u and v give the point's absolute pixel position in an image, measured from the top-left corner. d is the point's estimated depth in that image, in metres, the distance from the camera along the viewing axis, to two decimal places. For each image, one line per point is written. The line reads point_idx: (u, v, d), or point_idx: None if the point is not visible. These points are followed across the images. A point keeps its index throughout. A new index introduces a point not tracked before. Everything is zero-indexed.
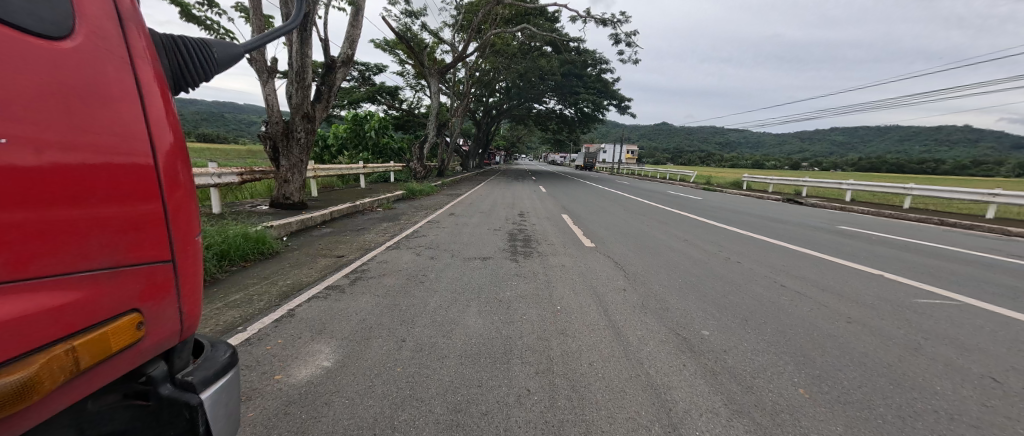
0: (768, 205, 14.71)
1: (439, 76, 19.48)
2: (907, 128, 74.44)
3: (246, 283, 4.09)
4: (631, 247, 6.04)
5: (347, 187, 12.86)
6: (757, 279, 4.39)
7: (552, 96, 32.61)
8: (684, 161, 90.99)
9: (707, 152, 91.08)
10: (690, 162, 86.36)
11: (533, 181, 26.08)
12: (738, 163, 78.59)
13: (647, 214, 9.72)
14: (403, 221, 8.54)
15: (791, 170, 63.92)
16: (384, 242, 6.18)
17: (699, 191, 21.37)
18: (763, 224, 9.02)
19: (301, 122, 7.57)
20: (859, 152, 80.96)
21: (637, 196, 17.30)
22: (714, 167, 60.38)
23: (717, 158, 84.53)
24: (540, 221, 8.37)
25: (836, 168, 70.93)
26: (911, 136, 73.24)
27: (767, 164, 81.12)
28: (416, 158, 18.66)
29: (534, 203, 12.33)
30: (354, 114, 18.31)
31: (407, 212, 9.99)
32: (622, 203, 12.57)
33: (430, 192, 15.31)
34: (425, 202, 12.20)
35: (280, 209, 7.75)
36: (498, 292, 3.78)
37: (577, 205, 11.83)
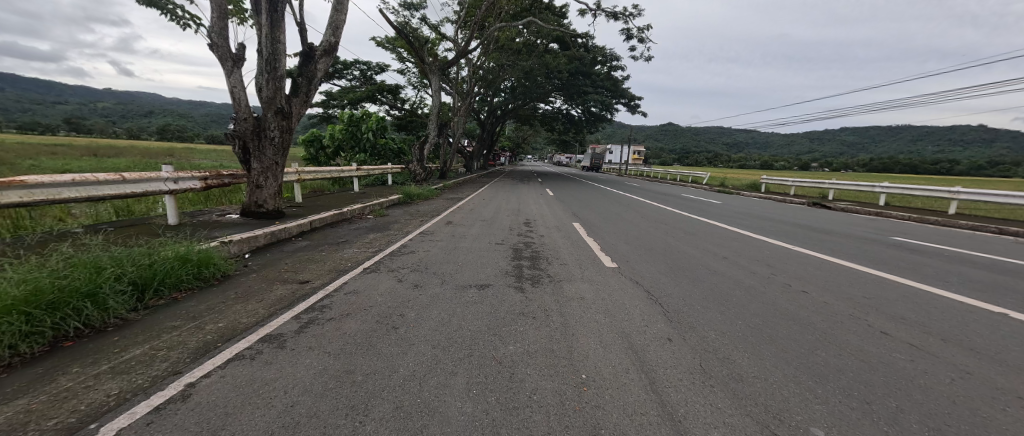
0: (796, 210, 13.53)
1: (440, 74, 18.53)
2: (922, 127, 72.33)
3: (164, 328, 3.08)
4: (662, 268, 4.98)
5: (338, 191, 11.93)
6: (843, 321, 3.33)
7: (558, 96, 31.60)
8: (692, 161, 89.48)
9: (715, 153, 89.53)
10: (698, 162, 84.89)
11: (539, 183, 25.05)
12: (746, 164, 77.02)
13: (669, 223, 8.63)
14: (394, 231, 7.56)
15: (803, 171, 62.25)
16: (364, 260, 5.17)
17: (716, 194, 20.18)
18: (804, 234, 7.90)
19: (274, 119, 6.57)
20: (872, 152, 78.86)
21: (650, 200, 16.21)
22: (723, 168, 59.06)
23: (725, 159, 82.97)
24: (549, 232, 7.32)
25: (848, 169, 69.12)
26: (927, 136, 71.13)
27: (777, 164, 79.41)
28: (416, 159, 17.75)
29: (541, 209, 11.26)
30: (350, 114, 17.37)
31: (401, 220, 9.01)
32: (638, 208, 11.50)
33: (429, 196, 14.33)
34: (423, 208, 11.22)
35: (251, 219, 6.78)
36: (497, 348, 2.72)
37: (588, 211, 10.75)
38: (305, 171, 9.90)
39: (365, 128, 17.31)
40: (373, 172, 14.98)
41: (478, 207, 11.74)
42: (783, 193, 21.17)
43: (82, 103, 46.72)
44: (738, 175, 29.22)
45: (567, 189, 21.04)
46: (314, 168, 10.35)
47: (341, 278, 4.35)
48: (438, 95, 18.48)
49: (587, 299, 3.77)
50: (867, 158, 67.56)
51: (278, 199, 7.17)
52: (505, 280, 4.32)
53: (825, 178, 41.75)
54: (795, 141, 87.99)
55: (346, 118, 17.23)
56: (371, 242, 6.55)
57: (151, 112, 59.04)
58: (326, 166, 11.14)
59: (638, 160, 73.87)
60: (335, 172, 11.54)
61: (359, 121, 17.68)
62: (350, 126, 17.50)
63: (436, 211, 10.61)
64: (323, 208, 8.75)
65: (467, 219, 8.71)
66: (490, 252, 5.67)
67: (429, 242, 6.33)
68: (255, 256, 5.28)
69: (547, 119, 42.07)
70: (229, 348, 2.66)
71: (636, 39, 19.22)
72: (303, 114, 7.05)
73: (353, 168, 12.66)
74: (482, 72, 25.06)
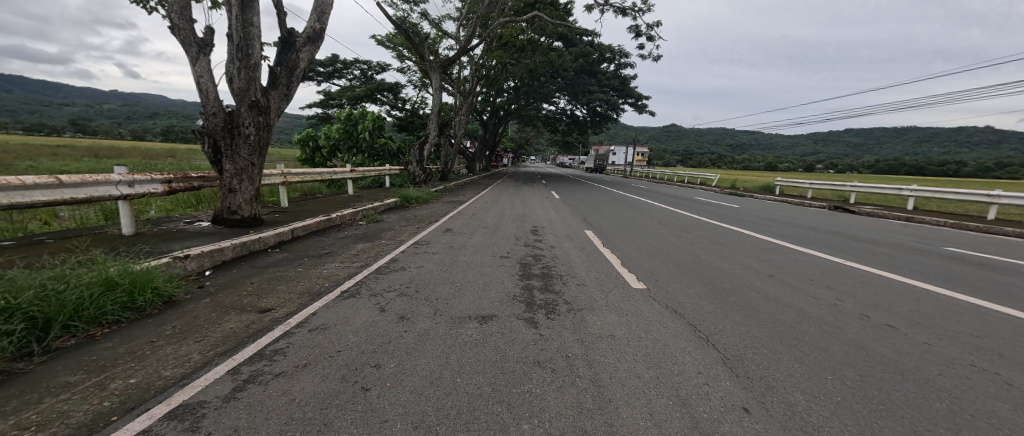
0: (819, 215, 12.68)
1: (441, 72, 17.72)
2: (932, 129, 71.16)
3: (54, 386, 2.26)
4: (701, 290, 4.15)
5: (331, 194, 11.16)
6: (965, 375, 2.51)
7: (563, 95, 30.83)
8: (697, 163, 88.58)
9: (719, 154, 88.68)
10: (702, 164, 83.98)
11: (543, 185, 24.25)
12: (752, 165, 76.17)
13: (692, 231, 7.79)
14: (386, 241, 6.75)
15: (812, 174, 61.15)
16: (345, 279, 4.36)
17: (730, 197, 19.26)
18: (847, 244, 7.02)
19: (249, 114, 5.77)
20: (881, 154, 77.71)
21: (662, 203, 15.37)
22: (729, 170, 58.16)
23: (729, 160, 82.13)
24: (560, 242, 6.49)
25: (855, 171, 68.13)
26: (937, 137, 69.93)
27: (782, 166, 78.44)
28: (416, 160, 16.97)
29: (548, 214, 10.42)
30: (347, 113, 16.56)
31: (396, 227, 8.20)
32: (652, 213, 10.66)
33: (428, 199, 13.55)
34: (421, 213, 10.42)
35: (223, 227, 5.99)
36: (508, 430, 1.89)
37: (599, 217, 9.94)
38: (295, 172, 9.11)
39: (361, 128, 16.49)
40: (370, 173, 14.18)
41: (480, 212, 10.90)
42: (799, 195, 20.19)
43: (85, 104, 46.51)
44: (750, 177, 28.24)
45: (574, 191, 20.17)
46: (305, 170, 9.57)
47: (311, 305, 3.54)
48: (439, 94, 17.68)
49: (619, 339, 2.94)
50: (876, 160, 66.42)
51: (256, 204, 6.38)
52: (512, 309, 3.49)
53: (837, 180, 40.69)
54: (802, 142, 86.77)
55: (342, 117, 16.42)
56: (358, 254, 5.75)
57: (157, 114, 59.14)
58: (319, 168, 10.36)
59: (643, 161, 72.94)
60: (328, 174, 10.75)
61: (357, 120, 16.86)
62: (346, 126, 16.70)
63: (435, 216, 9.81)
64: (310, 214, 7.98)
65: (467, 227, 7.89)
66: (494, 268, 4.86)
67: (424, 255, 5.52)
68: (218, 274, 4.49)
69: (551, 120, 41.20)
70: (118, 432, 1.82)
71: (645, 36, 18.28)
72: (284, 108, 6.28)
73: (349, 169, 11.86)
74: (485, 70, 24.33)
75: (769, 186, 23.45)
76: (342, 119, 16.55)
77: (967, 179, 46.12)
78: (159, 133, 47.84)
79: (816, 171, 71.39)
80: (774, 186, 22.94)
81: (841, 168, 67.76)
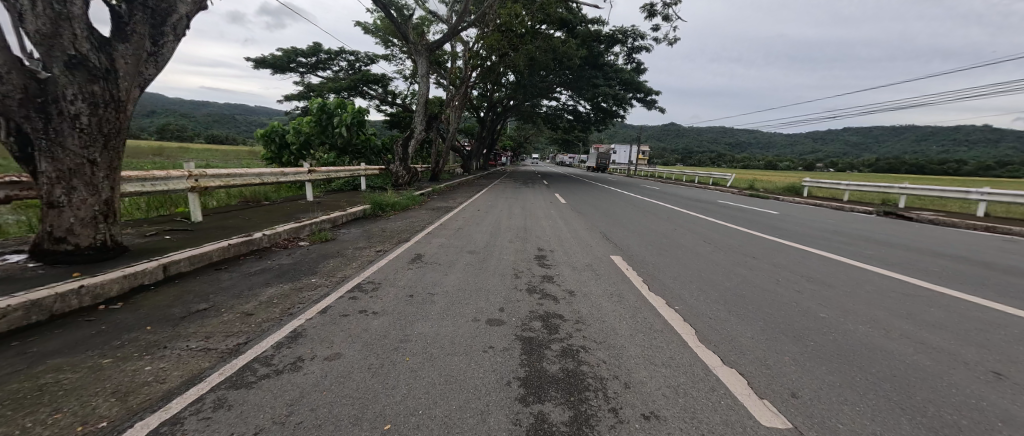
0: (881, 223, 10.47)
1: (429, 57, 15.40)
2: (942, 127, 69.11)
3: None
4: (923, 435, 1.89)
5: (285, 200, 8.94)
6: None
7: (565, 88, 28.58)
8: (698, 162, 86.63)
9: (721, 153, 86.71)
10: (703, 163, 82.07)
11: (544, 186, 22.02)
12: (754, 163, 74.34)
13: (762, 258, 5.56)
14: (317, 279, 4.45)
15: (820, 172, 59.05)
16: (153, 405, 2.07)
17: (758, 200, 17.04)
18: (1003, 280, 4.74)
19: (69, 77, 3.48)
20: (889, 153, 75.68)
21: (686, 208, 13.15)
22: (733, 169, 56.12)
23: (729, 159, 80.32)
24: (583, 284, 4.21)
25: (862, 170, 66.11)
26: (948, 135, 67.83)
27: (786, 164, 76.54)
28: (398, 158, 14.66)
29: (557, 226, 8.11)
30: (322, 103, 13.97)
31: (348, 251, 5.90)
32: (688, 225, 8.42)
33: (410, 205, 11.31)
34: (393, 226, 8.12)
35: (40, 266, 3.67)
36: None
37: (621, 230, 7.72)
38: (223, 174, 6.69)
39: (337, 121, 13.98)
40: (342, 174, 11.81)
41: (471, 223, 8.61)
42: (834, 199, 17.86)
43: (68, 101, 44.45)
44: (769, 178, 25.92)
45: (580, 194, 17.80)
46: (241, 171, 7.16)
47: None
48: (425, 82, 15.37)
49: None
50: (885, 158, 64.54)
51: (108, 225, 4.07)
52: None
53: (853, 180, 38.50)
54: (807, 141, 84.80)
55: (316, 107, 13.85)
56: (252, 312, 3.44)
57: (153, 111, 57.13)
58: (264, 168, 7.97)
59: (645, 160, 70.98)
60: (278, 176, 8.33)
61: (333, 112, 14.27)
62: (320, 118, 14.14)
63: (410, 231, 7.54)
64: (227, 232, 5.68)
65: (446, 253, 5.58)
66: (470, 360, 2.56)
67: (356, 317, 3.22)
68: None
69: (552, 116, 38.82)
70: None
71: (661, 15, 16.00)
72: (146, 75, 4.00)
73: (309, 170, 9.44)
74: (480, 59, 22.06)
75: (795, 188, 21.17)
76: (315, 110, 13.99)
77: (983, 178, 44.32)
78: (152, 132, 46.40)
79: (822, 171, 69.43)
80: (801, 187, 20.66)
81: (848, 167, 65.80)
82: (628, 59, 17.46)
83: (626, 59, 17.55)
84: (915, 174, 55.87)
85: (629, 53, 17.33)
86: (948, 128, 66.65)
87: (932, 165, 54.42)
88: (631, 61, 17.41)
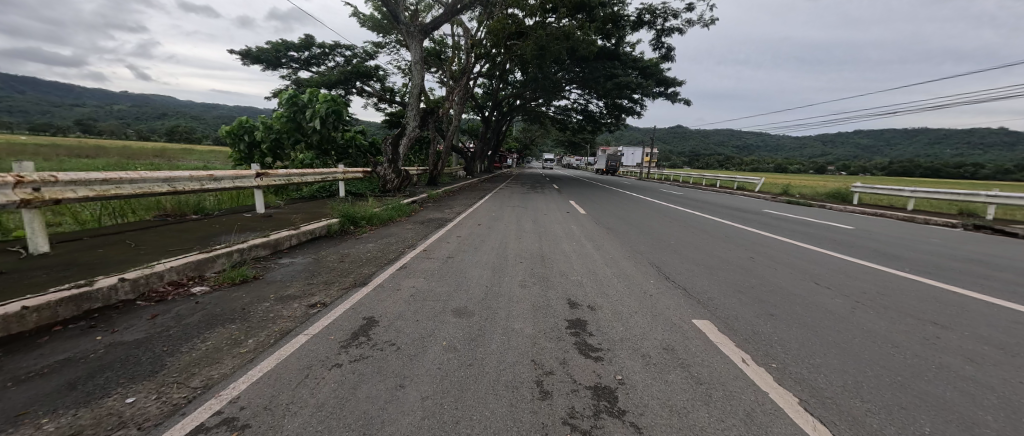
0: (998, 243, 8.08)
1: (423, 40, 13.38)
2: (966, 130, 65.95)
3: None
4: None
5: (225, 213, 6.80)
6: None
7: (576, 83, 26.37)
8: (706, 164, 84.14)
9: (732, 155, 84.00)
10: (711, 166, 79.72)
11: (555, 190, 19.77)
12: (764, 165, 71.95)
13: (956, 327, 3.24)
14: (139, 398, 2.18)
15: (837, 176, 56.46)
16: None
17: (807, 209, 14.61)
18: None
19: None
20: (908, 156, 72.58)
21: (734, 218, 10.81)
22: (745, 172, 53.69)
23: (738, 161, 77.94)
24: (694, 429, 1.92)
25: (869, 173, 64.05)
26: (973, 137, 64.65)
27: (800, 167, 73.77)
28: (387, 160, 12.50)
29: (588, 252, 5.78)
30: (291, 94, 11.94)
31: (263, 305, 3.62)
32: (766, 251, 6.08)
33: (396, 217, 9.12)
34: (361, 251, 5.86)
35: None
36: None
37: (679, 261, 5.42)
38: (94, 181, 4.43)
39: (307, 114, 11.85)
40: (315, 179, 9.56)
41: (469, 242, 6.34)
42: (896, 207, 15.27)
43: (62, 99, 43.23)
44: (804, 182, 23.39)
45: (598, 200, 15.42)
46: (132, 175, 4.91)
47: None
48: (420, 70, 13.23)
49: None
50: (902, 159, 62.03)
51: None
52: None
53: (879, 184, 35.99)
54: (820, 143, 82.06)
55: (284, 100, 11.88)
56: None
57: (153, 109, 55.96)
58: (180, 172, 5.71)
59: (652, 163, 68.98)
60: (204, 181, 6.05)
61: (306, 105, 12.25)
62: (291, 112, 12.13)
63: (381, 261, 5.27)
64: (64, 275, 3.47)
65: (419, 314, 3.30)
66: None
67: None
68: None
69: (561, 115, 36.56)
70: None
71: None
72: None
73: (257, 173, 7.15)
74: (484, 48, 19.92)
75: (840, 193, 18.70)
76: (283, 103, 12.01)
77: (1011, 182, 41.94)
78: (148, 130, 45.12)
79: (835, 173, 66.97)
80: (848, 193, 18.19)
81: (861, 169, 63.38)
82: (656, 43, 14.99)
83: (654, 44, 15.08)
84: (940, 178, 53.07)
85: (658, 37, 14.92)
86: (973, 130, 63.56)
87: (950, 168, 52.11)
88: (659, 46, 14.97)
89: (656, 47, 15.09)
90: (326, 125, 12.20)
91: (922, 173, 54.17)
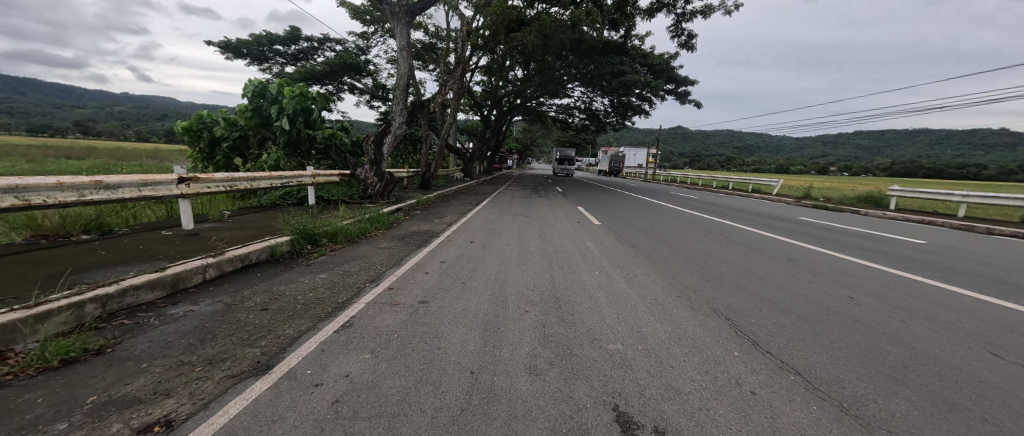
0: None
1: (411, 23, 11.76)
2: (970, 131, 64.98)
3: None
4: None
5: (130, 234, 5.10)
6: None
7: (581, 78, 24.80)
8: (705, 165, 83.13)
9: (732, 156, 82.86)
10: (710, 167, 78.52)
11: (558, 194, 18.19)
12: (764, 167, 70.92)
13: None
14: None
15: (839, 177, 55.37)
16: None
17: (843, 215, 13.02)
18: None
19: None
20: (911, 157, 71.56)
21: (775, 228, 9.15)
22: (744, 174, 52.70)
23: (738, 162, 76.77)
24: None
25: (868, 174, 63.16)
26: (976, 139, 63.75)
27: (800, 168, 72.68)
28: (368, 160, 10.83)
29: (620, 290, 4.12)
30: (256, 85, 10.26)
31: (50, 432, 1.93)
32: (863, 286, 4.43)
33: (370, 230, 7.45)
34: (303, 288, 4.19)
35: None
36: None
37: (755, 307, 3.72)
38: None
39: (272, 111, 10.20)
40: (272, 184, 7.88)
41: (454, 272, 4.68)
42: (940, 213, 13.74)
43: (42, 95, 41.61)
44: (825, 185, 21.84)
45: (608, 205, 13.78)
46: None
47: None
48: (407, 56, 11.56)
49: None
50: (906, 160, 60.92)
51: None
52: None
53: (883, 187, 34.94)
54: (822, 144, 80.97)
55: (248, 92, 10.23)
56: None
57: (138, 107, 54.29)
58: (41, 177, 3.99)
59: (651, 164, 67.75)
60: (86, 190, 4.34)
61: (274, 98, 10.59)
62: (257, 106, 10.47)
63: (322, 309, 3.61)
64: None
65: None
66: None
67: None
68: None
69: (563, 114, 34.93)
70: None
71: None
72: None
73: (179, 178, 5.47)
74: (481, 37, 18.31)
75: (870, 197, 17.13)
76: (247, 95, 10.35)
77: (1008, 183, 41.50)
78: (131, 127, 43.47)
79: (837, 174, 65.79)
80: (879, 197, 16.61)
81: (862, 170, 62.18)
82: (675, 30, 13.34)
83: (673, 30, 13.41)
84: (944, 179, 52.03)
85: (678, 21, 13.26)
86: (975, 131, 62.68)
87: (953, 169, 51.22)
88: (679, 31, 13.34)
89: (675, 34, 13.44)
90: (294, 124, 10.53)
91: (926, 173, 53.19)
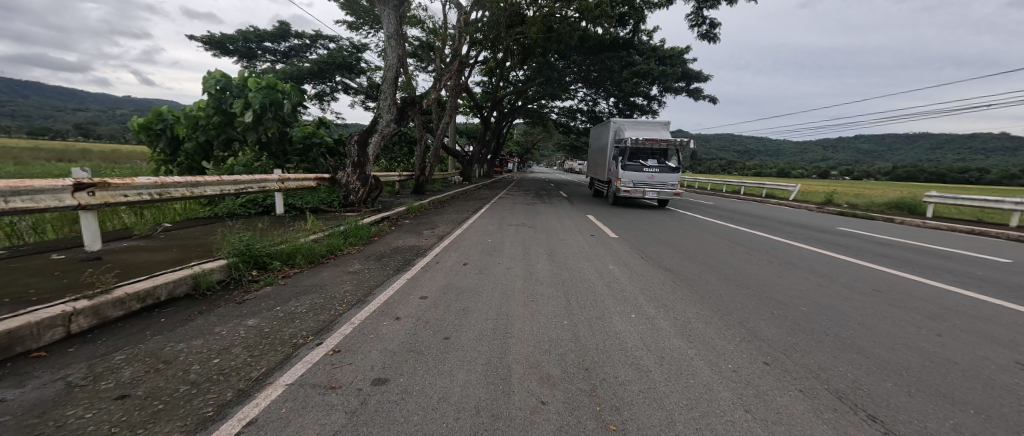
0: None
1: (401, 9, 10.53)
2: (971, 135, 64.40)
3: None
4: None
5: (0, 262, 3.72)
6: None
7: (586, 78, 23.63)
8: (705, 169, 82.47)
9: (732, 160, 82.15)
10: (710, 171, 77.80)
11: (562, 199, 16.99)
12: (764, 171, 70.22)
13: None
14: None
15: (840, 181, 54.71)
16: None
17: (880, 224, 11.81)
18: None
19: None
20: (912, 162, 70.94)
21: (822, 242, 7.86)
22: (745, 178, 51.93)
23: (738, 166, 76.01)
24: None
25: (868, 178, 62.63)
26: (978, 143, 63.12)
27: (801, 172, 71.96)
28: (350, 163, 9.52)
29: (674, 351, 2.83)
30: (218, 78, 9.09)
31: None
32: (1014, 339, 3.15)
33: (343, 247, 6.13)
34: (212, 346, 2.87)
35: None
36: None
37: (896, 387, 2.41)
38: None
39: (235, 105, 8.95)
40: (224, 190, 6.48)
41: (435, 316, 3.39)
42: (982, 222, 12.58)
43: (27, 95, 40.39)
44: (848, 190, 20.64)
45: (620, 212, 12.47)
46: None
47: None
48: (397, 45, 10.28)
49: None
50: (908, 164, 60.29)
51: None
52: None
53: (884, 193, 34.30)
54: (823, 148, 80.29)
55: (207, 85, 9.01)
56: None
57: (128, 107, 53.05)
58: None
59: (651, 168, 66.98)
60: None
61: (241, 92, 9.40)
62: (220, 101, 9.24)
63: (219, 394, 2.28)
64: None
65: None
66: None
67: None
68: None
69: (566, 115, 33.77)
70: None
71: None
72: None
73: (76, 185, 4.10)
74: (481, 30, 17.09)
75: (900, 204, 15.95)
76: (208, 89, 9.14)
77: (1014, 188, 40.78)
78: None
79: (838, 178, 65.12)
80: (911, 205, 15.43)
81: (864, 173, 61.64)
82: (695, 18, 12.08)
83: (692, 18, 12.16)
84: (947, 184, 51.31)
85: (698, 9, 12.00)
86: (978, 136, 62.07)
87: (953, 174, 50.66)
88: (699, 20, 12.09)
89: (694, 23, 12.19)
90: (262, 120, 9.25)
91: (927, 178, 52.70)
